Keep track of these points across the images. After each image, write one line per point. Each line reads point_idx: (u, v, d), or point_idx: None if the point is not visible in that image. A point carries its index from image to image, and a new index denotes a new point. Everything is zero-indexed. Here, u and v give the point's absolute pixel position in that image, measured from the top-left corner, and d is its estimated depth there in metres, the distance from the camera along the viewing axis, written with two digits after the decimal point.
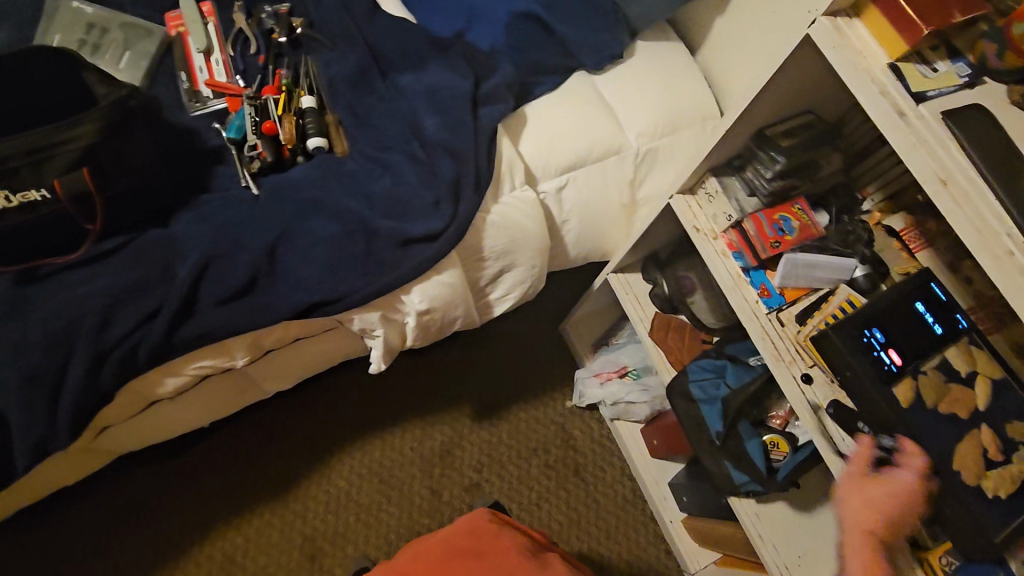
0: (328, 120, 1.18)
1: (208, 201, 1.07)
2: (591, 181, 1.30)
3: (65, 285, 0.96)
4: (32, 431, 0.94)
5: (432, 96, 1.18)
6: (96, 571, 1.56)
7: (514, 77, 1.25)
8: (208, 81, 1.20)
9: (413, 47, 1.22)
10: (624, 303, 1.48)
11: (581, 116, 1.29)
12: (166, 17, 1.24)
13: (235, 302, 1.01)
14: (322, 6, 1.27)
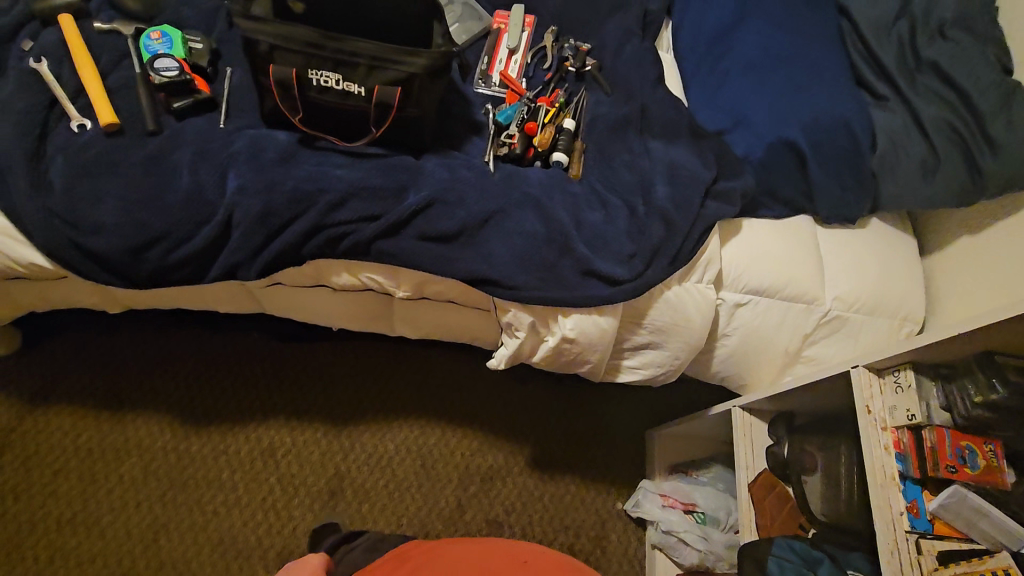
0: (576, 144, 1.26)
1: (456, 157, 1.20)
2: (771, 314, 1.29)
3: (325, 162, 1.11)
4: (238, 255, 1.10)
5: (671, 169, 1.23)
6: (176, 394, 1.73)
7: (752, 188, 1.23)
8: (500, 72, 1.36)
9: (677, 121, 1.29)
10: (737, 441, 1.38)
11: (792, 254, 1.29)
12: (496, 12, 1.42)
13: (431, 245, 1.12)
14: (619, 51, 1.36)
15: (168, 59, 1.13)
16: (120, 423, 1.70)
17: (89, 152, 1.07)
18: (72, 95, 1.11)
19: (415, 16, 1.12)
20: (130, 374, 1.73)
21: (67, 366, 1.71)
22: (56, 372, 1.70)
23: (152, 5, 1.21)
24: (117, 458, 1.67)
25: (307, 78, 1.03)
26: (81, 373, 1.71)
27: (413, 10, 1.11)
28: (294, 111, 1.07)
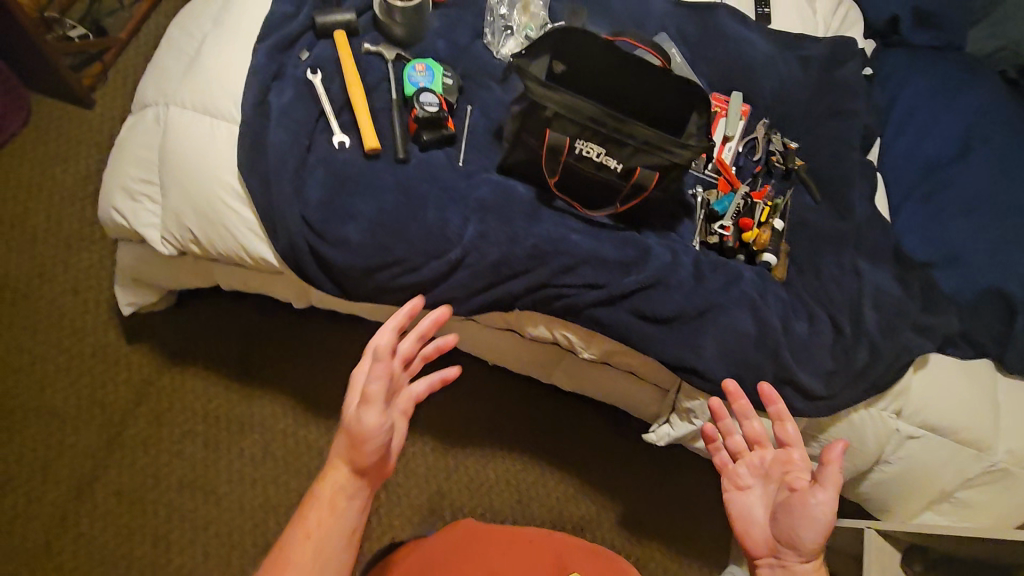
0: (783, 245, 1.28)
1: (673, 239, 1.23)
2: (939, 453, 1.29)
3: (562, 224, 1.14)
4: (460, 294, 1.13)
5: (877, 294, 1.25)
6: (304, 380, 1.73)
7: (953, 329, 1.24)
8: (715, 156, 1.37)
9: (883, 243, 1.30)
10: (870, 563, 1.32)
11: (976, 399, 1.28)
12: (712, 95, 1.45)
13: (644, 323, 1.15)
14: (834, 160, 1.39)
15: (430, 95, 1.17)
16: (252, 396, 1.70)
17: (348, 171, 1.12)
18: (336, 110, 1.16)
19: (674, 104, 1.14)
20: (269, 351, 1.74)
21: (207, 330, 1.73)
22: (197, 335, 1.72)
23: (414, 35, 1.25)
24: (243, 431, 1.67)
25: (574, 148, 1.08)
26: (218, 340, 1.73)
27: (675, 99, 1.13)
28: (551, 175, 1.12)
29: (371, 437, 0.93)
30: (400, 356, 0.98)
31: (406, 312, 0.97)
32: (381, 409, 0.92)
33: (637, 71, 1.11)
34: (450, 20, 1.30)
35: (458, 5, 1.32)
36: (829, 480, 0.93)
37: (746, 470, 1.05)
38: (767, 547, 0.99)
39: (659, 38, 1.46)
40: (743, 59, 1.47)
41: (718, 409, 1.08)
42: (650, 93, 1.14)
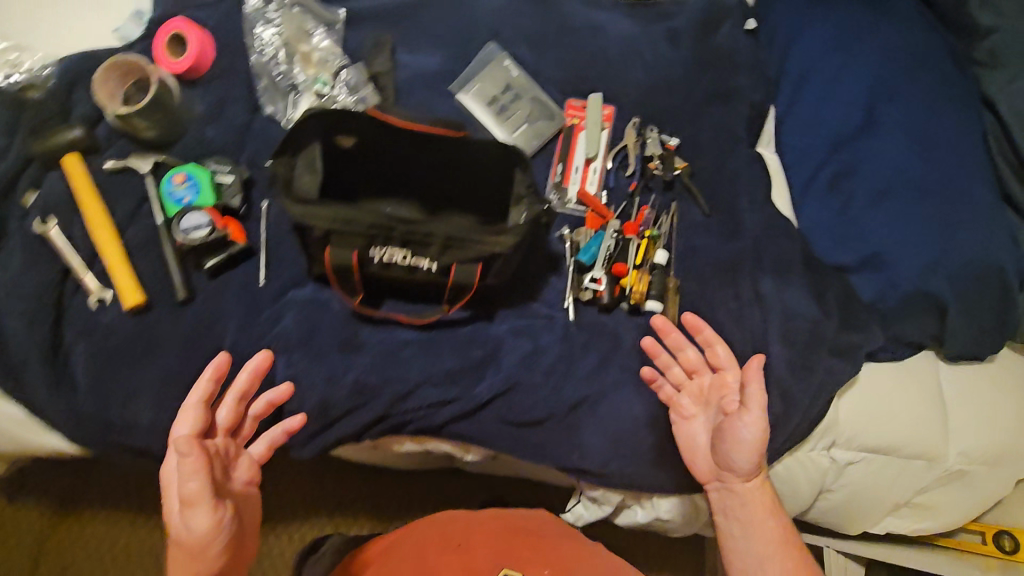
0: (670, 283, 1.08)
1: (536, 313, 1.03)
2: (886, 472, 1.15)
3: (391, 339, 0.95)
4: (291, 447, 0.95)
5: (786, 322, 1.06)
6: None
7: (879, 345, 1.06)
8: (577, 188, 1.16)
9: (787, 254, 1.10)
10: None
11: (918, 407, 1.13)
12: (566, 101, 1.19)
13: (512, 429, 0.97)
14: (717, 161, 1.17)
15: (200, 213, 0.95)
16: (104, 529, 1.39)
17: (116, 337, 0.92)
18: (87, 260, 0.94)
19: (493, 161, 0.94)
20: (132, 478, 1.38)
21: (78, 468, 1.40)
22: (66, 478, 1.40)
23: (170, 131, 1.00)
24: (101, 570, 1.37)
25: (369, 257, 0.86)
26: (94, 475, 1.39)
27: (491, 155, 0.93)
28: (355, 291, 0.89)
29: (209, 542, 0.76)
30: (221, 429, 0.85)
31: (207, 380, 0.84)
32: (213, 502, 0.76)
33: (437, 140, 0.93)
34: (215, 96, 1.03)
35: (222, 74, 1.04)
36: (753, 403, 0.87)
37: (688, 399, 0.97)
38: (713, 471, 0.95)
39: (488, 50, 1.17)
40: (597, 50, 1.21)
41: (653, 347, 0.98)
42: (465, 158, 0.95)
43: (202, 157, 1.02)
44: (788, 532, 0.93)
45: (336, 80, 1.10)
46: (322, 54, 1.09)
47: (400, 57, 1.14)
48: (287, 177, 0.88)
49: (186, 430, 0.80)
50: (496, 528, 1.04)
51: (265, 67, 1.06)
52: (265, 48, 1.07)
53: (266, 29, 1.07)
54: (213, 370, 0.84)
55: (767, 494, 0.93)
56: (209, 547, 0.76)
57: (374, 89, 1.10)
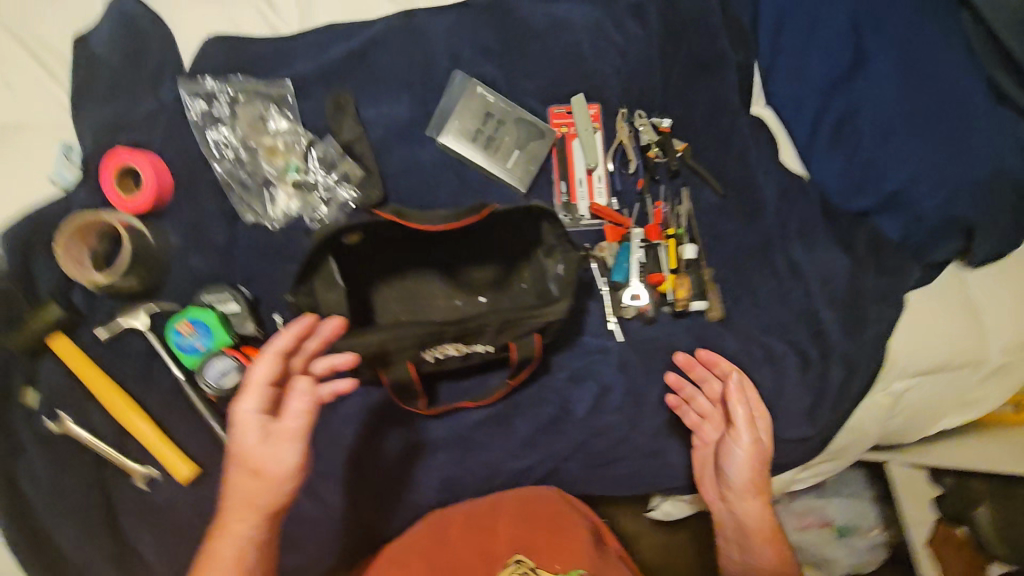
0: (707, 277, 1.06)
1: (590, 349, 1.01)
2: (940, 391, 1.18)
3: (460, 424, 0.93)
4: None
5: (825, 284, 1.07)
6: None
7: (916, 281, 1.08)
8: (587, 202, 1.10)
9: (809, 215, 1.10)
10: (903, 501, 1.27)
11: (960, 324, 1.15)
12: (549, 111, 1.12)
13: (601, 470, 0.98)
14: (716, 136, 1.14)
15: (224, 358, 0.87)
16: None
17: (182, 511, 0.86)
18: (118, 442, 0.86)
19: (519, 233, 0.96)
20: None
21: None
22: None
23: (154, 275, 0.90)
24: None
25: (423, 360, 0.82)
26: None
27: (516, 226, 0.95)
28: (414, 398, 0.84)
29: (277, 486, 0.69)
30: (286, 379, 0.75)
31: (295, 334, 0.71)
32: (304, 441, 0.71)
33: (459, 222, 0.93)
34: (188, 220, 0.93)
35: (186, 193, 0.93)
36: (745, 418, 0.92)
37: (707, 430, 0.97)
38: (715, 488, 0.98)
39: (456, 81, 1.08)
40: (567, 48, 1.12)
41: (677, 384, 0.97)
42: (489, 229, 0.96)
43: (198, 291, 0.92)
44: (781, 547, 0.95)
45: (309, 163, 1.00)
46: (284, 138, 0.99)
47: (366, 114, 1.03)
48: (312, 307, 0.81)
49: (262, 375, 0.70)
50: (520, 510, 0.91)
51: (230, 172, 0.96)
52: (223, 151, 0.96)
53: (217, 130, 0.96)
54: (302, 325, 0.72)
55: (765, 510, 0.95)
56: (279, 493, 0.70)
57: (353, 160, 1.00)
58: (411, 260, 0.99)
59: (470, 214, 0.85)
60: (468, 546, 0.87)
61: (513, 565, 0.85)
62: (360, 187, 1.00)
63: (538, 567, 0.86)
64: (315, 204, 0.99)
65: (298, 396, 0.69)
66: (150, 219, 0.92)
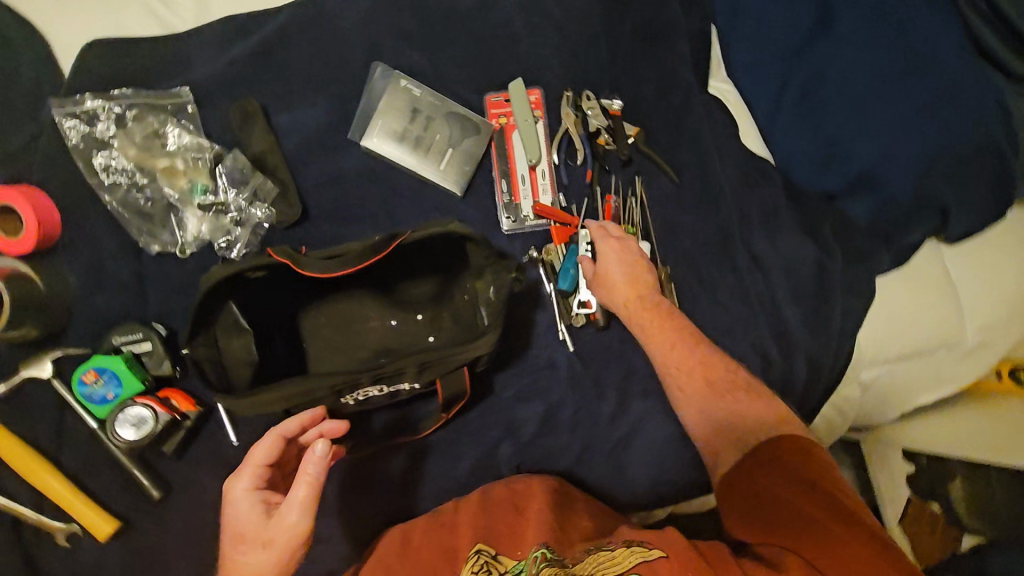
0: (663, 275, 0.98)
1: (537, 362, 0.94)
2: (913, 376, 1.11)
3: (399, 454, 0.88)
4: None
5: (789, 275, 0.99)
6: None
7: (887, 266, 1.00)
8: (531, 202, 1.00)
9: (772, 200, 1.01)
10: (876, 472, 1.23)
11: (933, 305, 1.08)
12: (485, 100, 1.02)
13: None
14: (668, 116, 1.03)
15: (134, 407, 0.81)
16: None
17: (109, 567, 0.81)
18: (34, 502, 0.81)
19: (450, 250, 0.87)
20: None
21: None
22: None
23: (53, 319, 0.83)
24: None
25: (342, 403, 0.77)
26: None
27: (445, 245, 0.85)
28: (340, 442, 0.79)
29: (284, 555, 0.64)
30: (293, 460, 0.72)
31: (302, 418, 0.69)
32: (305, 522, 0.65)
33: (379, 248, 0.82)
34: (88, 256, 0.86)
35: (82, 226, 0.86)
36: (613, 263, 0.91)
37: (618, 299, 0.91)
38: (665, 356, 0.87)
39: (377, 75, 0.98)
40: (497, 29, 1.02)
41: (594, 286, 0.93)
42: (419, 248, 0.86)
43: (106, 332, 0.86)
44: (759, 402, 0.80)
45: (216, 182, 0.91)
46: (185, 156, 0.89)
47: (277, 121, 0.94)
48: (215, 359, 0.76)
49: (261, 454, 0.66)
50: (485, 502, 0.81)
51: (125, 200, 0.87)
52: (116, 177, 0.87)
53: (106, 154, 0.87)
54: (308, 414, 0.71)
55: (657, 298, 0.90)
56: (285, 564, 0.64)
57: (265, 174, 0.91)
58: (341, 284, 0.90)
59: (376, 252, 0.74)
60: (425, 548, 0.76)
61: (475, 554, 0.71)
62: (275, 204, 0.91)
63: (500, 554, 0.71)
64: (227, 228, 0.90)
65: (302, 479, 0.62)
66: (44, 258, 0.84)
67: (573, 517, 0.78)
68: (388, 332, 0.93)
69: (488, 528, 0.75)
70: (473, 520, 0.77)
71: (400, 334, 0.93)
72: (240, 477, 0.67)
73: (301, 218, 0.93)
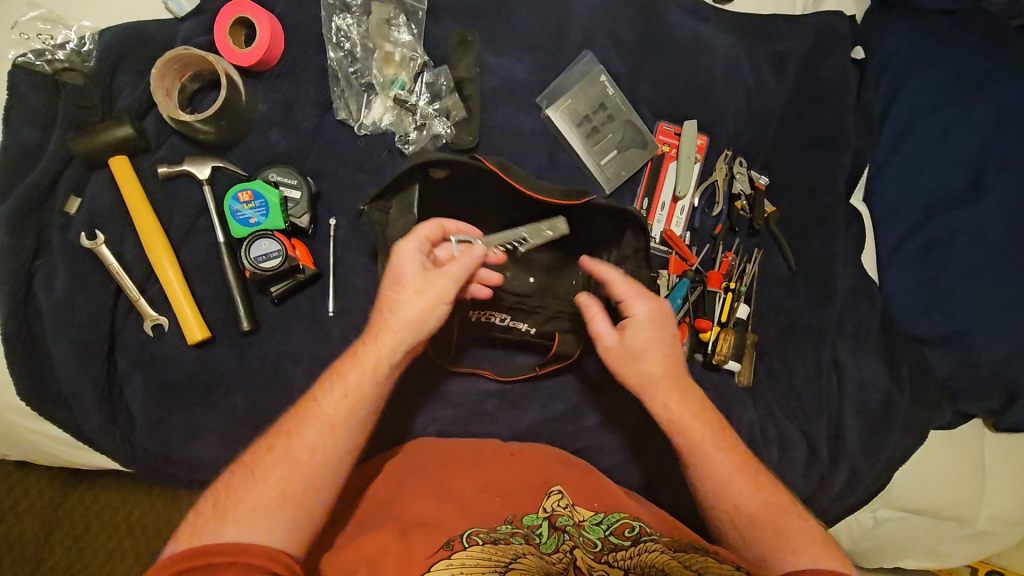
0: (748, 341, 1.05)
1: None
2: (919, 532, 1.16)
3: (470, 389, 0.91)
4: None
5: (859, 392, 1.05)
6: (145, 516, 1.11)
7: (945, 420, 1.06)
8: (661, 226, 1.08)
9: (868, 321, 1.08)
10: None
11: (963, 476, 1.14)
12: (659, 125, 1.10)
13: None
14: (807, 208, 1.12)
15: (269, 240, 0.84)
16: (31, 491, 1.11)
17: (176, 370, 0.83)
18: (140, 282, 0.83)
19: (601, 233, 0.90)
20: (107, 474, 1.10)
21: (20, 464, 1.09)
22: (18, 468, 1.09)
23: (231, 132, 0.88)
24: (44, 552, 1.11)
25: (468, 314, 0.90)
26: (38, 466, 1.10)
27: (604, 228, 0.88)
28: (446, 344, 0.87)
29: (418, 321, 0.69)
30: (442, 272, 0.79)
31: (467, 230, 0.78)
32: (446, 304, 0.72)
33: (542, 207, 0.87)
34: (284, 95, 0.91)
35: (292, 68, 0.92)
36: (650, 335, 0.77)
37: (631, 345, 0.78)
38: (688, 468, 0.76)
39: (584, 60, 1.06)
40: (695, 72, 1.11)
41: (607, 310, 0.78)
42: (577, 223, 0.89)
43: (267, 166, 0.90)
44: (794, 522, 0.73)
45: (416, 84, 0.97)
46: (402, 51, 0.96)
47: (486, 59, 1.02)
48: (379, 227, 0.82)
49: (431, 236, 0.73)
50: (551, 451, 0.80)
51: (337, 62, 0.93)
52: (341, 41, 0.94)
53: (340, 19, 0.94)
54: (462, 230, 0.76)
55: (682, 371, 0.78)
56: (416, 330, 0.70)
57: (459, 98, 0.98)
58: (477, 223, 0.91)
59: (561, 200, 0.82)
60: (502, 470, 0.75)
61: (556, 493, 0.71)
62: (457, 126, 0.97)
63: (577, 504, 0.71)
64: (408, 127, 0.96)
65: (465, 260, 0.70)
66: (248, 80, 0.90)
67: (639, 509, 0.74)
68: None
69: (565, 479, 0.75)
70: (560, 471, 0.77)
71: None
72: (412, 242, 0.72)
73: (472, 149, 0.99)
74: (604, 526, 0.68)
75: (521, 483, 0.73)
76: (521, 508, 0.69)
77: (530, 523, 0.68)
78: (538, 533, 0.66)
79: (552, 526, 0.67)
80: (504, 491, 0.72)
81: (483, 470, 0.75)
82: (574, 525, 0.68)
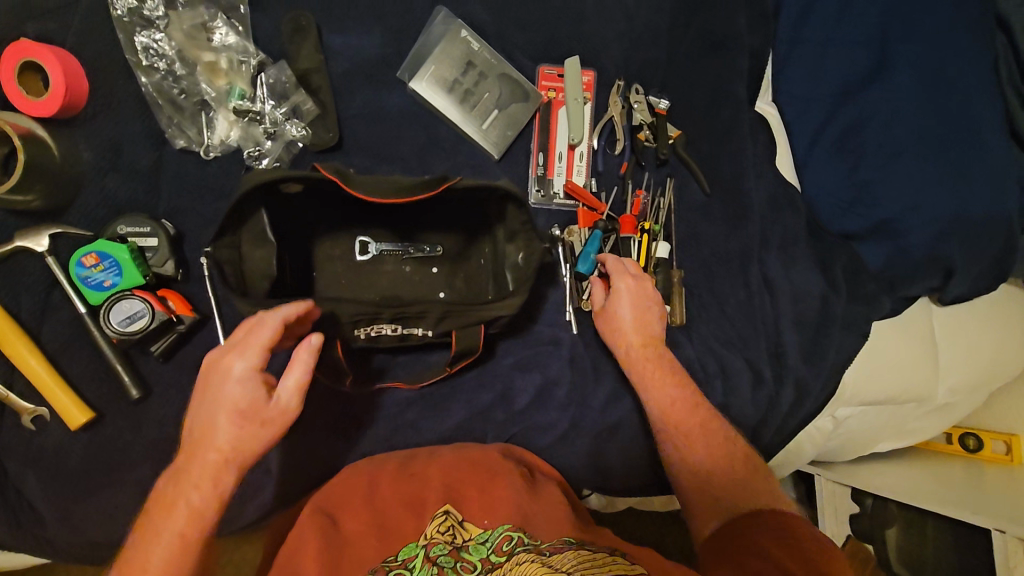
0: (675, 281, 1.00)
1: (542, 337, 0.93)
2: (881, 419, 1.09)
3: (392, 398, 0.88)
4: None
5: (795, 305, 1.02)
6: None
7: (887, 313, 1.01)
8: (563, 179, 1.01)
9: (793, 230, 1.03)
10: (822, 509, 1.19)
11: (918, 355, 1.06)
12: (539, 70, 1.01)
13: None
14: (712, 124, 1.05)
15: (132, 300, 0.77)
16: None
17: (73, 456, 0.79)
18: (6, 376, 0.77)
19: (479, 201, 0.85)
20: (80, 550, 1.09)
21: None
22: None
23: (60, 192, 0.80)
24: None
25: (353, 337, 0.76)
26: None
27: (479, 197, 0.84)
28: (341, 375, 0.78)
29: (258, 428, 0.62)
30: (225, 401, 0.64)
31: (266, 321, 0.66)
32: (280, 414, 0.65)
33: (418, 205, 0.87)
34: (110, 137, 0.82)
35: (111, 105, 0.83)
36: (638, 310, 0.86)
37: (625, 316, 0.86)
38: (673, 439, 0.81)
39: (440, 18, 0.96)
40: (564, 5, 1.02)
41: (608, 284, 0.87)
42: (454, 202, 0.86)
43: (112, 218, 0.82)
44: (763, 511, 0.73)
45: (255, 89, 0.88)
46: (229, 55, 0.86)
47: (329, 42, 0.92)
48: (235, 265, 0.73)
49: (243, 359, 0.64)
50: (464, 464, 0.74)
51: (158, 86, 0.84)
52: (154, 61, 0.84)
53: (149, 37, 0.84)
54: (301, 305, 0.67)
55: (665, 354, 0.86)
56: (238, 456, 0.62)
57: (307, 93, 0.89)
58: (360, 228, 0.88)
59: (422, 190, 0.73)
60: (391, 499, 0.69)
61: (441, 514, 0.64)
62: (312, 125, 0.89)
63: (465, 520, 0.65)
64: (258, 138, 0.87)
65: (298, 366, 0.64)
66: (65, 130, 0.81)
67: (525, 501, 0.68)
68: (403, 280, 0.90)
69: (455, 491, 0.69)
70: (461, 481, 0.71)
71: (413, 284, 0.90)
72: (226, 353, 0.64)
73: (336, 145, 0.90)
74: (488, 545, 0.62)
75: (409, 511, 0.66)
76: (398, 546, 0.62)
77: (406, 557, 0.61)
78: (407, 571, 0.59)
79: (426, 558, 0.60)
80: (389, 528, 0.65)
81: (372, 506, 0.68)
82: (452, 553, 0.60)
